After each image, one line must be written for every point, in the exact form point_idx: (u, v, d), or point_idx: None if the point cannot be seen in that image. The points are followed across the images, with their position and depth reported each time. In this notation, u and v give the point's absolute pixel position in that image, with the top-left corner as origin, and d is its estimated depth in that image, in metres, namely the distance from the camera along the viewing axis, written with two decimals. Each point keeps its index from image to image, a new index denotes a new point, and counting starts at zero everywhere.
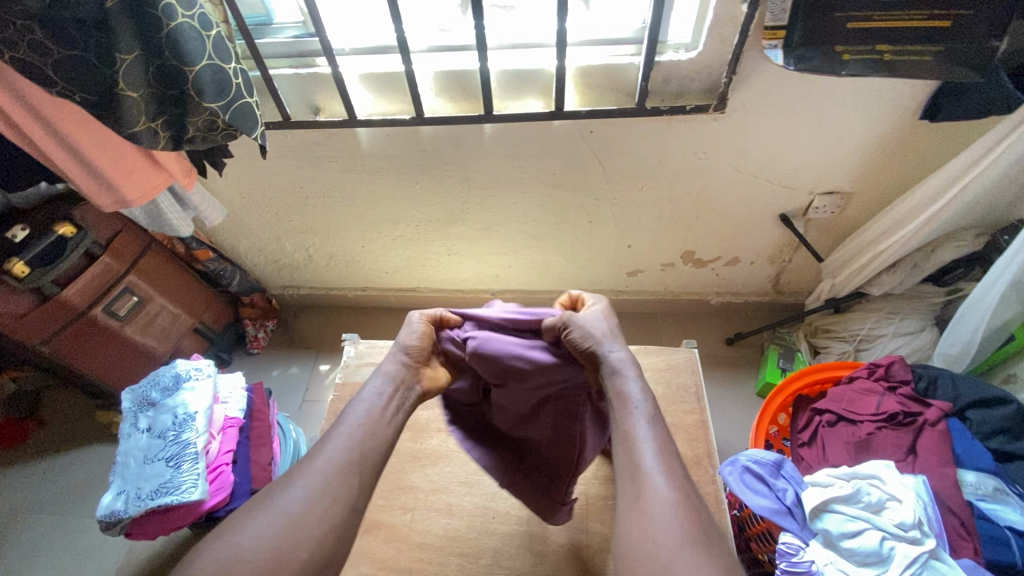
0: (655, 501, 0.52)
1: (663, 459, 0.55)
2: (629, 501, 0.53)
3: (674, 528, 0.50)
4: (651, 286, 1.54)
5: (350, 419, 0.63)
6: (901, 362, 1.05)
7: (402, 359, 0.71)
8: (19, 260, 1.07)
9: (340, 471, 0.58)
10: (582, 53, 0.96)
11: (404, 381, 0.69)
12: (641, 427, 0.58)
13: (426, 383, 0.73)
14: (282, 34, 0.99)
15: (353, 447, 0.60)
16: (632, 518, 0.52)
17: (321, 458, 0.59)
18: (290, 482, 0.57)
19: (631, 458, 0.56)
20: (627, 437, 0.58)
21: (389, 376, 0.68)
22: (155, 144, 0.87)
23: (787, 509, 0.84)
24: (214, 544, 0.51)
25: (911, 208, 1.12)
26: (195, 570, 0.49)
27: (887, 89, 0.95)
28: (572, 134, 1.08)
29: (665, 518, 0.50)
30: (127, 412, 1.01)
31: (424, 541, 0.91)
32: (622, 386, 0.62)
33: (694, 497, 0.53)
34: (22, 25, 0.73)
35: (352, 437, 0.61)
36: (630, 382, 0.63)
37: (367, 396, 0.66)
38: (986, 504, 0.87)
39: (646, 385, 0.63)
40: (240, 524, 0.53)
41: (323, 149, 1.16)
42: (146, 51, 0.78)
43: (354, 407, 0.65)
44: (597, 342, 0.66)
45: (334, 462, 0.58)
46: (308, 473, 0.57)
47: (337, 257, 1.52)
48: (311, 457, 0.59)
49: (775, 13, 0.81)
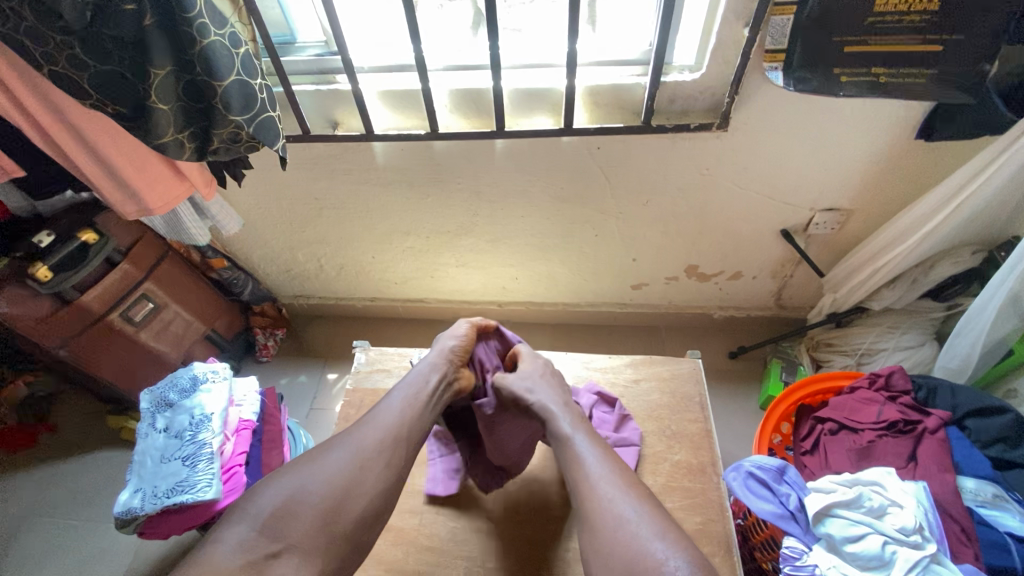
0: (604, 506, 0.67)
1: (597, 463, 0.73)
2: (583, 515, 0.69)
3: (610, 514, 0.66)
4: (656, 299, 1.56)
5: (401, 398, 0.80)
6: (902, 372, 1.07)
7: (447, 356, 0.89)
8: (43, 265, 1.10)
9: (392, 441, 0.73)
10: (591, 73, 1.01)
11: (447, 371, 0.86)
12: (575, 442, 0.77)
13: (462, 381, 0.90)
14: (305, 53, 1.05)
15: (402, 423, 0.76)
16: (581, 521, 0.69)
17: (377, 426, 0.74)
18: (349, 442, 0.72)
19: (573, 472, 0.74)
20: (568, 455, 0.76)
21: (437, 368, 0.86)
22: (181, 154, 0.92)
23: (790, 514, 0.86)
24: (287, 479, 0.67)
25: (908, 225, 1.15)
26: (269, 500, 0.64)
27: (884, 110, 0.99)
28: (580, 150, 1.12)
29: (604, 509, 0.67)
30: (144, 412, 1.04)
31: (432, 543, 0.93)
32: (552, 415, 0.82)
33: (627, 484, 0.70)
34: (61, 41, 0.77)
35: (402, 415, 0.77)
36: (557, 413, 0.82)
37: (414, 383, 0.82)
38: (987, 511, 0.89)
39: (578, 422, 0.81)
40: (308, 474, 0.68)
41: (339, 162, 1.20)
42: (178, 67, 0.83)
43: (403, 387, 0.82)
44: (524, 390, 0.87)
45: (388, 432, 0.74)
46: (365, 437, 0.72)
47: (348, 267, 1.55)
48: (367, 426, 0.75)
49: (776, 37, 0.87)
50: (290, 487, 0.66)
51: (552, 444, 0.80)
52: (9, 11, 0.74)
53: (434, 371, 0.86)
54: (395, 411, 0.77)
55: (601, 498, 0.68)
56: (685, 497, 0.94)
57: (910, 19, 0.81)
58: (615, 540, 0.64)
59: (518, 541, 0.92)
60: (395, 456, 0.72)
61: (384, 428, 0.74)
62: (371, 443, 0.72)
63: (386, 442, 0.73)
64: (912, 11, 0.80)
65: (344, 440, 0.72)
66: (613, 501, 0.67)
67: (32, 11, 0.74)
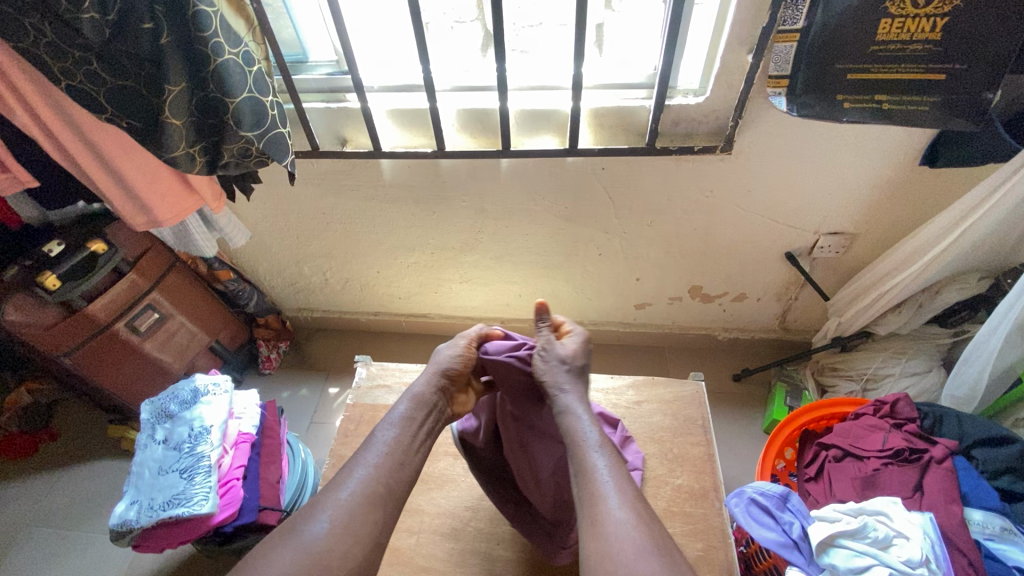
0: (614, 524, 0.61)
1: (616, 484, 0.65)
2: (589, 526, 0.62)
3: (629, 544, 0.58)
4: (660, 319, 1.56)
5: (379, 451, 0.70)
6: (906, 401, 1.06)
7: (439, 383, 0.80)
8: (51, 274, 1.11)
9: (365, 504, 0.64)
10: (597, 96, 1.03)
11: (436, 402, 0.79)
12: (594, 458, 0.68)
13: (455, 408, 0.83)
14: (317, 71, 1.07)
15: (383, 481, 0.67)
16: (593, 542, 0.60)
17: (357, 481, 0.66)
18: (321, 508, 0.63)
19: (590, 489, 0.65)
20: (584, 465, 0.68)
21: (418, 403, 0.77)
22: (191, 167, 0.93)
23: (794, 543, 0.86)
24: (263, 554, 0.59)
25: (914, 250, 1.15)
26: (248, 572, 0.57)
27: (886, 138, 1.00)
28: (584, 170, 1.13)
29: (624, 537, 0.59)
30: (144, 423, 1.04)
31: (429, 564, 0.91)
32: (576, 424, 0.72)
33: (648, 517, 0.62)
34: (81, 56, 0.79)
35: (378, 471, 0.68)
36: (580, 414, 0.73)
37: (396, 427, 0.73)
38: (994, 544, 0.87)
39: (595, 420, 0.73)
40: (280, 543, 0.60)
41: (347, 178, 1.22)
42: (191, 84, 0.83)
43: (382, 429, 0.73)
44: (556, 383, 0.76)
45: (364, 490, 0.65)
46: (342, 498, 0.64)
47: (352, 282, 1.56)
48: (343, 488, 0.65)
49: (779, 64, 0.88)
50: (269, 561, 0.58)
51: (568, 447, 0.72)
52: (30, 28, 0.76)
53: (420, 408, 0.77)
54: (372, 464, 0.68)
55: (615, 520, 0.61)
56: (685, 522, 0.92)
57: (912, 48, 0.82)
58: (621, 567, 0.57)
59: (514, 561, 0.92)
60: (372, 520, 0.63)
61: (364, 483, 0.66)
62: (348, 503, 0.64)
63: (366, 499, 0.64)
64: (914, 40, 0.81)
65: (325, 500, 0.64)
66: (634, 532, 0.60)
67: (52, 27, 0.76)
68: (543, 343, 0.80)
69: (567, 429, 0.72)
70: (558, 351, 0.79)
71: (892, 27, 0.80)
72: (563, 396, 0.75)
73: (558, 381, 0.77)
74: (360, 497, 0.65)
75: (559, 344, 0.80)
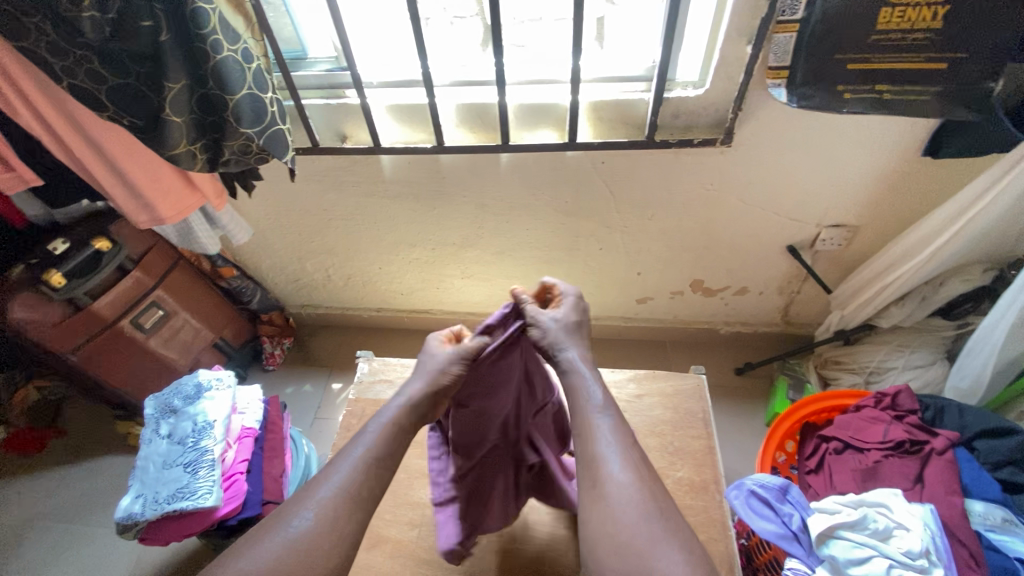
0: (615, 484, 0.62)
1: (618, 446, 0.65)
2: (591, 485, 0.64)
3: (630, 507, 0.60)
4: (661, 313, 1.56)
5: (364, 450, 0.68)
6: (908, 392, 1.05)
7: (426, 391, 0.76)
8: (57, 271, 1.13)
9: (348, 499, 0.63)
10: (596, 89, 1.02)
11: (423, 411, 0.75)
12: (598, 420, 0.68)
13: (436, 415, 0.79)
14: (316, 68, 1.07)
15: (364, 479, 0.65)
16: (593, 502, 0.62)
17: (338, 479, 0.64)
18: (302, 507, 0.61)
19: (591, 449, 0.66)
20: (587, 425, 0.68)
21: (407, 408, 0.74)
22: (192, 165, 0.94)
23: (793, 535, 0.86)
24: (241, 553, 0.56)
25: (916, 241, 1.14)
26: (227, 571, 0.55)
27: (889, 127, 0.99)
28: (584, 164, 1.13)
29: (625, 499, 0.60)
30: (148, 418, 1.06)
31: (430, 556, 0.92)
32: (577, 380, 0.72)
33: (650, 479, 0.63)
34: (81, 55, 0.79)
35: (361, 467, 0.66)
36: (586, 378, 0.72)
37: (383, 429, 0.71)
38: (996, 535, 0.86)
39: (600, 381, 0.73)
40: (259, 540, 0.58)
41: (347, 174, 1.22)
42: (191, 81, 0.84)
43: (369, 431, 0.71)
44: (553, 347, 0.75)
45: (347, 488, 0.64)
46: (325, 495, 0.62)
47: (355, 278, 1.57)
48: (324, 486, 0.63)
49: (779, 55, 0.87)
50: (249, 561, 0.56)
51: (572, 408, 0.71)
52: (31, 28, 0.76)
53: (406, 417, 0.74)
54: (355, 462, 0.66)
55: (616, 479, 0.62)
56: (686, 515, 0.92)
57: (913, 37, 0.81)
58: (620, 528, 0.59)
59: (514, 553, 0.93)
60: (354, 520, 0.62)
61: (347, 482, 0.64)
62: (331, 499, 0.62)
63: (347, 499, 0.63)
64: (915, 29, 0.80)
65: (305, 498, 0.62)
66: (634, 495, 0.61)
67: (53, 26, 0.77)
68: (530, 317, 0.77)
69: (573, 393, 0.72)
70: (548, 322, 0.76)
71: (893, 17, 0.80)
72: (562, 356, 0.74)
73: (554, 343, 0.75)
74: (342, 496, 0.63)
75: (547, 315, 0.77)
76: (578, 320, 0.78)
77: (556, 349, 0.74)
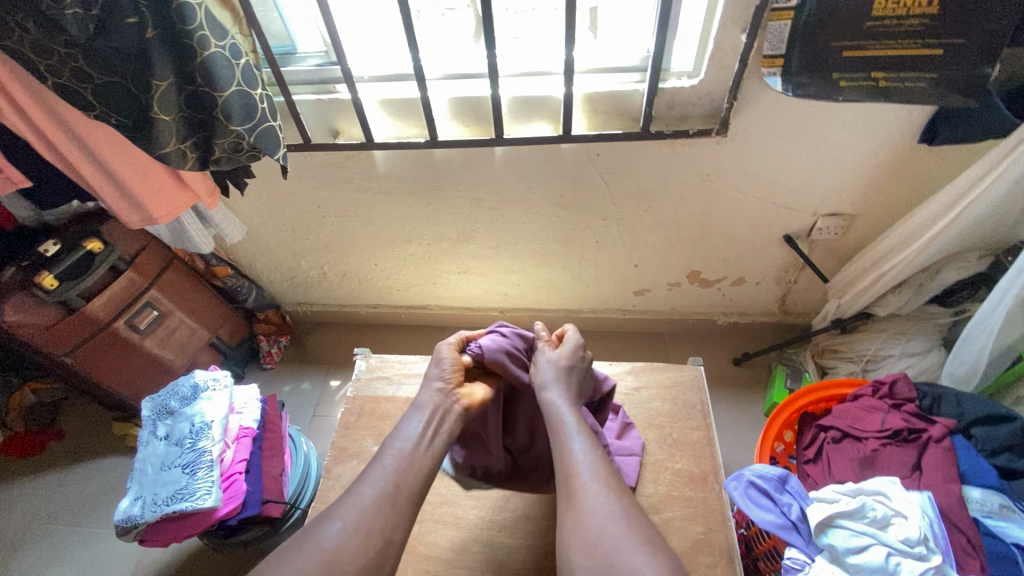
0: (586, 497, 0.66)
1: (591, 462, 0.70)
2: (565, 503, 0.67)
3: (601, 515, 0.63)
4: (658, 304, 1.55)
5: (392, 457, 0.73)
6: (906, 380, 1.06)
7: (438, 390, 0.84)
8: (49, 274, 1.12)
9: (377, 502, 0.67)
10: (590, 80, 1.01)
11: (438, 405, 0.82)
12: (571, 440, 0.74)
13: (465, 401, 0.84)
14: (305, 63, 1.06)
15: (395, 484, 0.70)
16: (568, 516, 0.66)
17: (370, 484, 0.70)
18: (332, 517, 0.65)
19: (567, 470, 0.71)
20: (561, 448, 0.74)
21: (424, 407, 0.81)
22: (182, 163, 0.92)
23: (792, 524, 0.86)
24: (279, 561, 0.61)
25: (914, 229, 1.14)
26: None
27: (885, 114, 0.98)
28: (579, 156, 1.12)
29: (595, 509, 0.64)
30: (145, 420, 1.05)
31: (432, 553, 0.92)
32: (556, 408, 0.79)
33: (620, 489, 0.67)
34: (66, 53, 0.78)
35: (390, 474, 0.71)
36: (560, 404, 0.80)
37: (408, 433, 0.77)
38: (992, 521, 0.87)
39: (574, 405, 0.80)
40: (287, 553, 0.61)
41: (339, 171, 1.21)
42: (178, 78, 0.82)
43: (394, 438, 0.77)
44: (544, 388, 0.82)
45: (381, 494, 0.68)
46: (357, 502, 0.67)
47: (350, 275, 1.56)
48: (356, 491, 0.69)
49: (773, 43, 0.87)
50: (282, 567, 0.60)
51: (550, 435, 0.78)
52: (13, 26, 0.75)
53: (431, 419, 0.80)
54: (385, 471, 0.71)
55: (587, 493, 0.66)
56: (686, 506, 0.92)
57: (908, 24, 0.80)
58: (591, 538, 0.62)
59: (515, 548, 0.92)
60: (385, 524, 0.65)
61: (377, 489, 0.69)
62: (360, 507, 0.66)
63: (377, 506, 0.67)
64: (911, 15, 0.79)
65: (337, 509, 0.67)
66: (604, 500, 0.65)
67: (35, 24, 0.75)
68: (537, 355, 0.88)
69: (550, 422, 0.79)
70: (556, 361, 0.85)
71: (888, 3, 0.79)
72: (546, 395, 0.81)
73: (548, 383, 0.83)
74: (375, 502, 0.67)
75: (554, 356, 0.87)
76: (577, 363, 0.87)
77: (543, 387, 0.82)
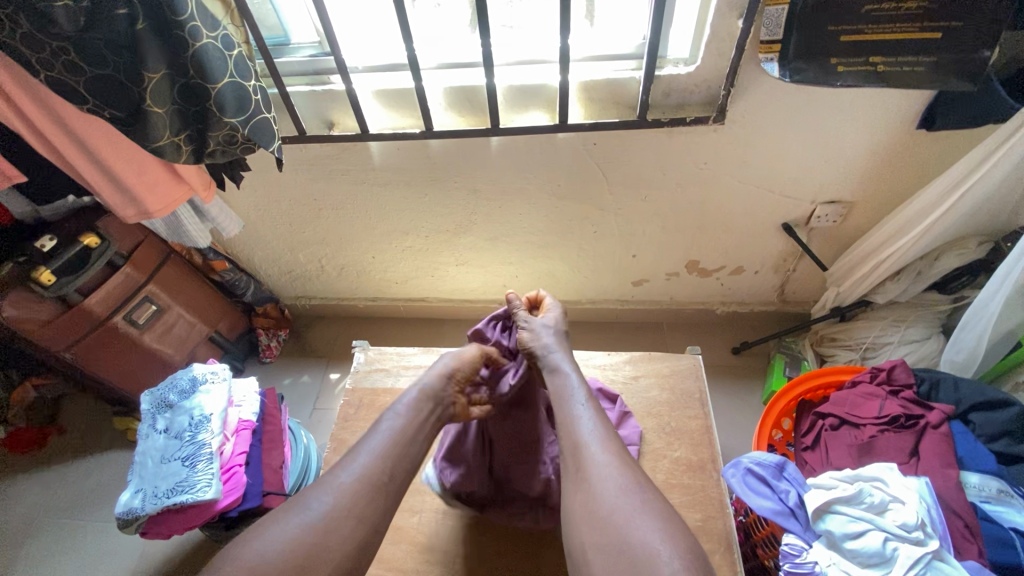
0: (595, 466, 0.67)
1: (599, 434, 0.71)
2: (573, 473, 0.68)
3: (611, 483, 0.64)
4: (657, 294, 1.55)
5: (382, 437, 0.73)
6: (904, 366, 1.06)
7: (439, 376, 0.85)
8: (45, 269, 1.11)
9: (363, 486, 0.67)
10: (587, 68, 1.00)
11: (439, 401, 0.82)
12: (579, 410, 0.75)
13: (458, 408, 0.85)
14: (299, 53, 1.04)
15: (384, 465, 0.70)
16: (577, 485, 0.66)
17: (361, 460, 0.70)
18: (319, 492, 0.66)
19: (574, 438, 0.72)
20: (569, 418, 0.75)
21: (422, 393, 0.82)
22: (177, 157, 0.91)
23: (790, 511, 0.87)
24: (266, 531, 0.61)
25: (913, 215, 1.13)
26: (248, 546, 0.59)
27: (883, 100, 0.97)
28: (575, 146, 1.11)
29: (605, 478, 0.65)
30: (145, 413, 1.06)
31: (432, 542, 0.92)
32: (563, 377, 0.81)
33: (629, 461, 0.68)
34: (58, 46, 0.76)
35: (380, 451, 0.71)
36: (570, 376, 0.82)
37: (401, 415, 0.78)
38: (990, 506, 0.88)
39: (581, 378, 0.82)
40: (270, 526, 0.61)
41: (335, 163, 1.21)
42: (171, 70, 0.82)
43: (388, 417, 0.77)
44: (545, 351, 0.86)
45: (367, 475, 0.68)
46: (343, 481, 0.66)
47: (348, 268, 1.56)
48: (349, 467, 0.69)
49: (770, 28, 0.85)
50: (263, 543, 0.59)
51: (556, 404, 0.79)
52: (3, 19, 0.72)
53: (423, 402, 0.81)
54: (372, 451, 0.71)
55: (595, 464, 0.67)
56: (684, 494, 0.93)
57: (907, 6, 0.80)
58: (601, 506, 0.62)
59: (514, 537, 0.92)
60: (370, 506, 0.65)
61: (365, 468, 0.69)
62: (346, 484, 0.66)
63: (365, 487, 0.67)
64: None
65: (325, 482, 0.67)
66: (612, 470, 0.66)
67: (26, 18, 0.72)
68: (523, 318, 0.92)
69: (557, 391, 0.80)
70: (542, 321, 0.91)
71: None
72: (552, 355, 0.85)
73: (546, 345, 0.87)
74: (360, 481, 0.67)
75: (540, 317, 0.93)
76: (560, 325, 0.92)
77: (545, 348, 0.86)
